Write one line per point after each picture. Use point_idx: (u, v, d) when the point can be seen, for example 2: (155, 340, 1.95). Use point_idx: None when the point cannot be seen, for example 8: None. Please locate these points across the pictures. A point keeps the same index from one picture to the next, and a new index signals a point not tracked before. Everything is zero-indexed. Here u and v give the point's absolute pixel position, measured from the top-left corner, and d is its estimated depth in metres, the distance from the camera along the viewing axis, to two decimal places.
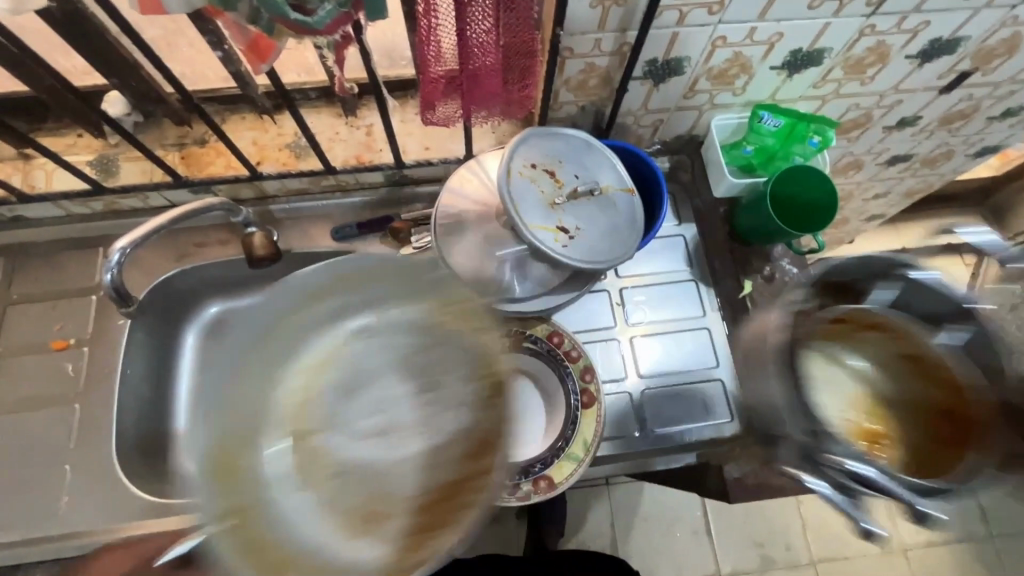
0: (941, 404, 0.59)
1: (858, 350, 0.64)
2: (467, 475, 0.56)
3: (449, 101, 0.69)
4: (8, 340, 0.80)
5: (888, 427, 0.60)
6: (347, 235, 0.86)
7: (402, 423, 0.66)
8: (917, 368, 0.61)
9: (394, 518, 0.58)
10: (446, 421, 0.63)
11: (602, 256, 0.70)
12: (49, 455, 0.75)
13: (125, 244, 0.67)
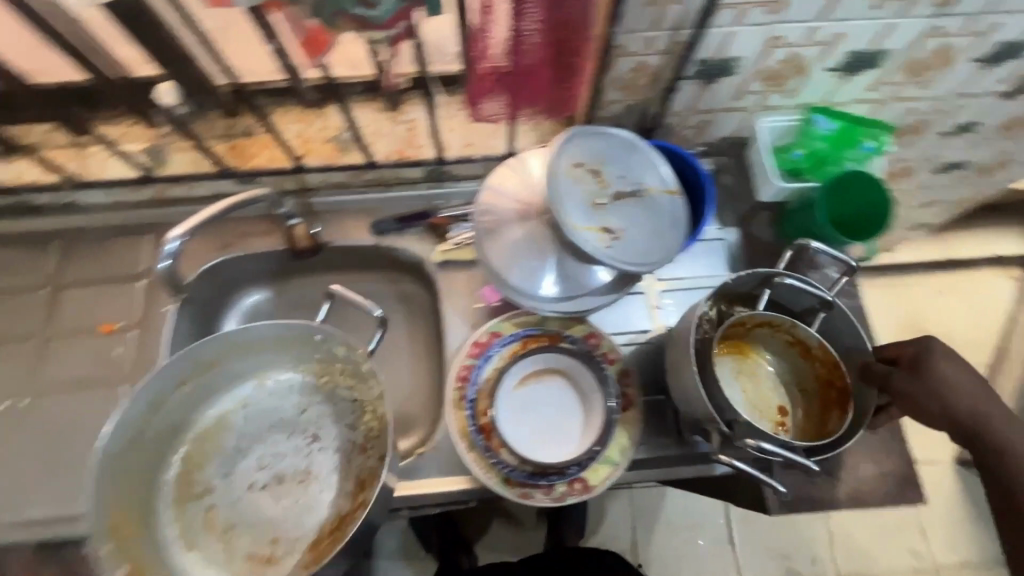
0: (824, 377, 0.74)
1: (750, 349, 0.79)
2: (351, 509, 0.75)
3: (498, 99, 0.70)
4: (60, 322, 0.83)
5: (785, 400, 0.77)
6: (386, 230, 0.87)
7: (198, 473, 0.79)
8: (794, 353, 0.77)
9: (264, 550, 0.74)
10: (326, 468, 0.79)
11: (646, 259, 0.69)
12: (97, 435, 0.78)
13: (182, 233, 0.68)
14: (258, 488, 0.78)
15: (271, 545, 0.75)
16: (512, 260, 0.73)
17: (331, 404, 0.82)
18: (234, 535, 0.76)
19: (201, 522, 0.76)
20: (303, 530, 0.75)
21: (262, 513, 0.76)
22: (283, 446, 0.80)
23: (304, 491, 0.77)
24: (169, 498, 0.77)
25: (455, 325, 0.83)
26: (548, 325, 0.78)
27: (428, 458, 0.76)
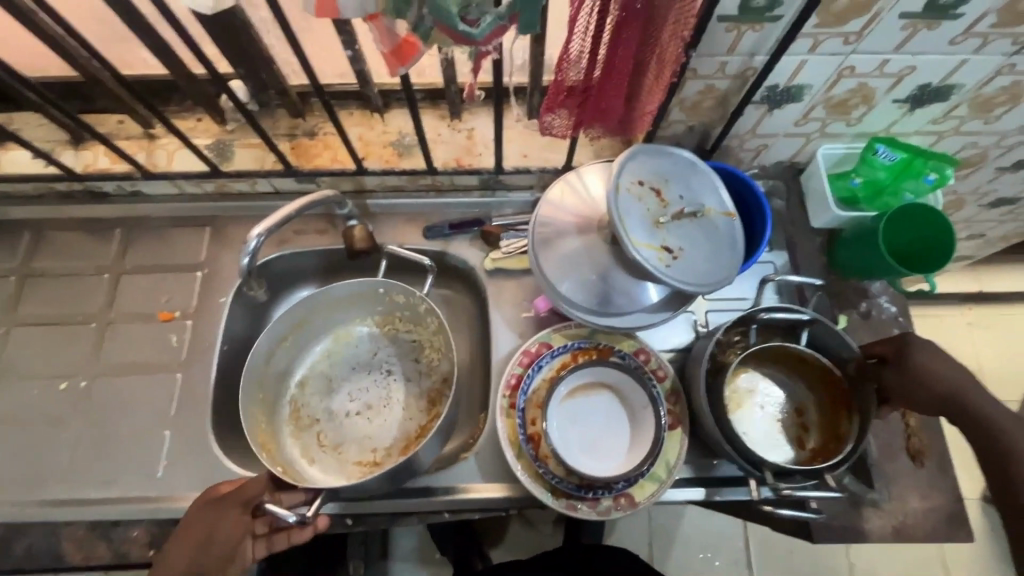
0: (829, 380, 0.75)
1: (756, 362, 0.79)
2: (428, 421, 0.86)
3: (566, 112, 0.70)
4: (119, 307, 0.86)
5: (802, 402, 0.77)
6: (438, 234, 0.88)
7: (297, 407, 0.88)
8: (795, 361, 0.78)
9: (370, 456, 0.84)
10: (398, 393, 0.89)
11: (704, 280, 0.69)
12: (152, 419, 0.80)
13: (262, 231, 0.70)
14: (352, 415, 0.87)
15: (373, 453, 0.84)
16: (568, 272, 0.74)
17: (399, 343, 0.92)
18: (342, 450, 0.85)
19: (315, 445, 0.86)
20: (393, 440, 0.85)
21: (358, 433, 0.86)
22: (363, 383, 0.90)
23: (384, 406, 0.88)
24: (285, 429, 0.86)
25: (503, 332, 0.84)
26: (598, 338, 0.78)
27: (471, 463, 0.76)
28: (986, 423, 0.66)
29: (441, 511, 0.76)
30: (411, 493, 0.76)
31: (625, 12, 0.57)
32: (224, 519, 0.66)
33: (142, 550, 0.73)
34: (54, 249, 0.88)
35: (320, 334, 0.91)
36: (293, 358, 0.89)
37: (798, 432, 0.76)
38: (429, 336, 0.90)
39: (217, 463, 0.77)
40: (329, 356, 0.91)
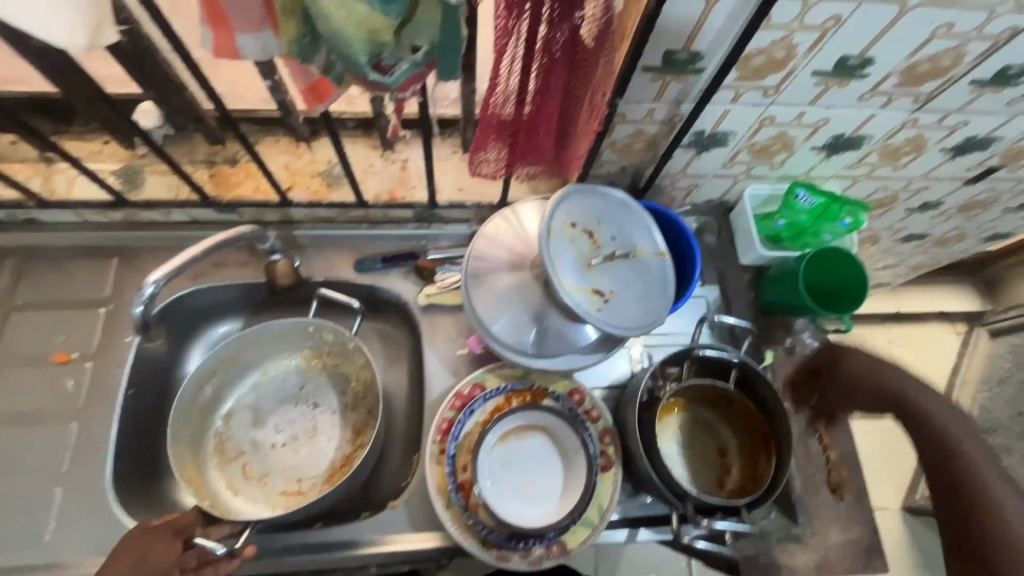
0: (751, 424, 0.77)
1: (684, 402, 0.80)
2: (353, 451, 0.82)
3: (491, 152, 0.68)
4: (7, 349, 0.77)
5: (725, 445, 0.79)
6: (369, 268, 0.85)
7: (216, 440, 0.82)
8: (720, 401, 0.80)
9: (294, 491, 0.80)
10: (325, 424, 0.84)
11: (634, 322, 0.70)
12: (40, 475, 0.72)
13: (159, 278, 0.67)
14: (279, 446, 0.82)
15: (297, 484, 0.80)
16: (501, 311, 0.73)
17: (329, 372, 0.87)
18: (267, 482, 0.80)
19: (238, 478, 0.80)
20: (320, 469, 0.81)
21: (283, 463, 0.81)
22: (290, 413, 0.85)
23: (309, 437, 0.83)
24: (208, 463, 0.80)
25: (437, 371, 0.82)
26: (532, 379, 0.77)
27: (400, 511, 0.73)
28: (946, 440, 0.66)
29: (367, 564, 0.72)
30: (334, 550, 0.71)
31: (560, 57, 0.56)
32: (157, 545, 0.61)
33: None
34: None
35: (247, 365, 0.85)
36: (218, 392, 0.83)
37: (719, 471, 0.78)
38: (357, 367, 0.86)
39: (115, 523, 0.70)
40: (252, 387, 0.85)
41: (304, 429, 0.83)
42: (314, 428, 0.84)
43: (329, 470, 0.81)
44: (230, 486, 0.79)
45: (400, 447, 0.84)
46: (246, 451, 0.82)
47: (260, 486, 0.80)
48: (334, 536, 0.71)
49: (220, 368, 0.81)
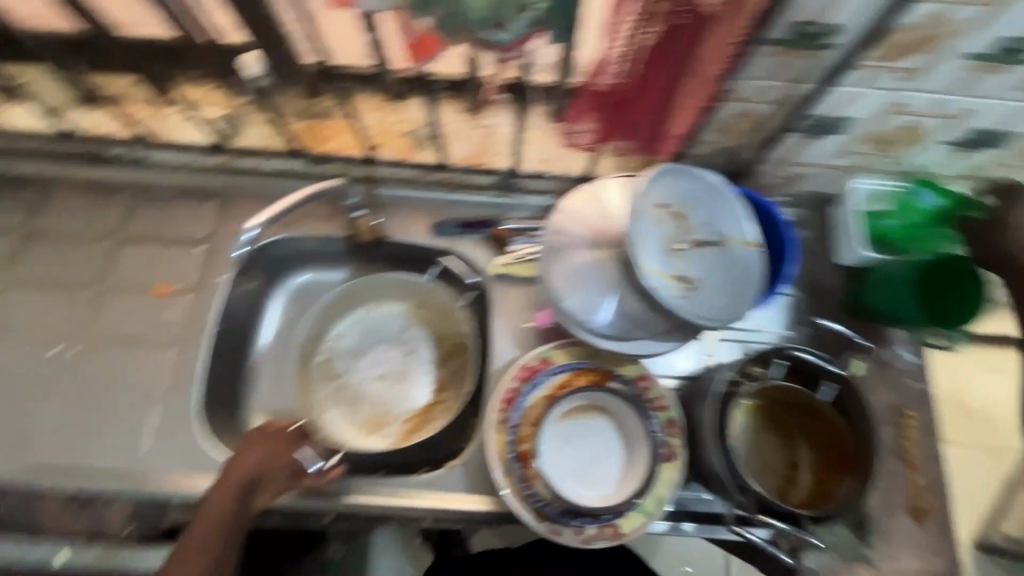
0: (828, 441, 0.73)
1: (761, 407, 0.77)
2: (435, 403, 0.87)
3: (591, 120, 0.71)
4: (119, 275, 0.84)
5: (796, 458, 0.75)
6: (446, 231, 0.86)
7: (314, 364, 0.89)
8: (804, 412, 0.75)
9: (377, 424, 0.86)
10: (417, 372, 0.89)
11: (717, 314, 0.66)
12: (139, 394, 0.78)
13: (255, 225, 0.72)
14: (372, 380, 0.88)
15: (379, 418, 0.86)
16: (574, 287, 0.72)
17: (427, 325, 0.91)
18: (357, 406, 0.87)
19: (334, 396, 0.88)
20: (403, 412, 0.87)
21: (373, 397, 0.88)
22: (386, 352, 0.90)
23: (400, 383, 0.88)
24: (315, 377, 0.89)
25: (503, 341, 0.82)
26: (601, 359, 0.75)
27: (458, 471, 0.75)
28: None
29: (423, 518, 0.74)
30: (393, 500, 0.73)
31: (668, 35, 0.54)
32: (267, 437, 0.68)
33: (120, 526, 0.73)
34: (58, 209, 0.87)
35: (360, 303, 0.92)
36: (331, 320, 0.91)
37: (783, 483, 0.74)
38: (452, 322, 0.90)
39: (201, 445, 0.76)
40: (360, 324, 0.92)
41: (397, 374, 0.89)
42: (406, 376, 0.89)
43: (411, 416, 0.86)
44: (325, 404, 0.87)
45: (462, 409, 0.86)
46: (342, 379, 0.89)
47: (349, 409, 0.87)
48: (392, 486, 0.74)
49: (340, 300, 0.91)
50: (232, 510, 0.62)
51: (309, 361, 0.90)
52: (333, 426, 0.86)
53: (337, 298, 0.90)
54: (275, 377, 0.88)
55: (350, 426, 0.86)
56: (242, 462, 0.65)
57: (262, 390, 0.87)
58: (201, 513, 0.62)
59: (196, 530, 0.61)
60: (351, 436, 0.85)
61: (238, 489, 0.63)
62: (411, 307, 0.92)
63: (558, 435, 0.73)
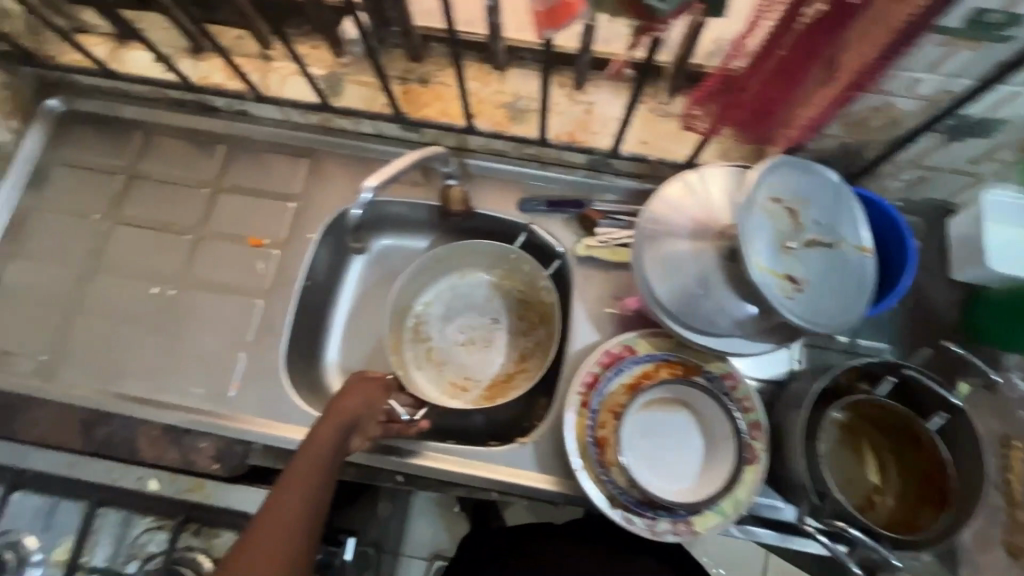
0: (927, 469, 0.69)
1: (855, 423, 0.75)
2: (516, 369, 0.89)
3: (710, 109, 0.67)
4: (214, 224, 0.86)
5: (881, 481, 0.72)
6: (533, 209, 0.84)
7: (398, 325, 0.91)
8: (903, 439, 0.72)
9: (465, 384, 0.89)
10: (500, 340, 0.91)
11: (823, 321, 0.63)
12: (228, 340, 0.82)
13: (374, 185, 0.72)
14: (458, 344, 0.91)
15: (465, 379, 0.90)
16: (671, 277, 0.69)
17: (511, 296, 0.93)
18: (443, 367, 0.90)
19: (422, 357, 0.91)
20: (487, 375, 0.90)
21: (458, 360, 0.91)
22: (471, 318, 0.93)
23: (483, 347, 0.91)
24: (406, 338, 0.91)
25: (583, 325, 0.81)
26: (687, 352, 0.73)
27: (529, 449, 0.76)
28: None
29: (491, 489, 0.76)
30: (464, 468, 0.76)
31: (815, 24, 0.52)
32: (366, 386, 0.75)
33: (207, 462, 0.77)
34: (161, 156, 0.90)
35: (451, 267, 0.93)
36: (423, 284, 0.92)
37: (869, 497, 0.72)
38: (537, 296, 0.91)
39: (285, 395, 0.80)
40: (449, 287, 0.93)
41: (481, 339, 0.92)
42: (489, 342, 0.91)
43: (494, 380, 0.89)
44: (414, 366, 0.90)
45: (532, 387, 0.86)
46: (431, 340, 0.91)
47: (439, 370, 0.90)
48: (463, 454, 0.77)
49: (434, 262, 0.91)
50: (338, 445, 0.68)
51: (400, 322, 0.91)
52: (423, 385, 0.89)
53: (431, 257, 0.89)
54: (361, 335, 0.91)
55: (439, 385, 0.89)
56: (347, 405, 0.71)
57: (336, 351, 0.90)
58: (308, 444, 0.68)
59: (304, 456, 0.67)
60: (440, 395, 0.88)
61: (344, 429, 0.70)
62: (499, 275, 0.93)
63: (636, 423, 0.71)
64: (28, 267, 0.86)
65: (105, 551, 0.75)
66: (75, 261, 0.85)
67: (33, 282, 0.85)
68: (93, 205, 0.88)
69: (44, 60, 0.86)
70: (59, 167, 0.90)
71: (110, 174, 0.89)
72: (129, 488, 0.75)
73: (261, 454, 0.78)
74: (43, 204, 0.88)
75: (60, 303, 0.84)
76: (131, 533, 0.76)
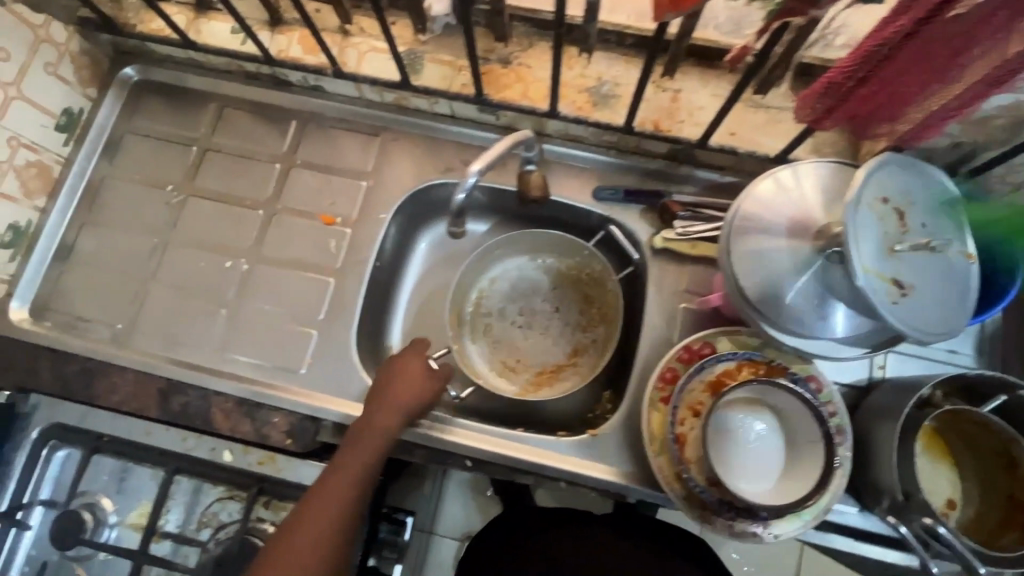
0: (1019, 495, 0.67)
1: (950, 431, 0.72)
2: (567, 362, 0.90)
3: (823, 104, 0.63)
4: (286, 200, 0.86)
5: (963, 492, 0.71)
6: (609, 198, 0.83)
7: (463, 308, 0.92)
8: (1002, 460, 0.69)
9: (513, 368, 0.90)
10: (557, 331, 0.92)
11: (927, 330, 0.61)
12: (301, 316, 0.82)
13: (480, 169, 0.70)
14: (517, 327, 0.92)
15: (515, 362, 0.91)
16: (761, 275, 0.68)
17: (574, 287, 0.92)
18: (497, 346, 0.92)
19: (478, 331, 0.92)
20: (538, 362, 0.90)
21: (513, 342, 0.92)
22: (534, 304, 0.93)
23: (539, 336, 0.92)
24: (465, 311, 0.92)
25: (656, 320, 0.79)
26: (770, 353, 0.72)
27: (599, 440, 0.75)
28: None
29: (560, 479, 0.76)
30: (534, 457, 0.75)
31: (976, 15, 0.48)
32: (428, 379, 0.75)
33: (280, 437, 0.77)
34: (233, 129, 0.89)
35: (520, 252, 0.93)
36: (489, 263, 0.92)
37: (944, 505, 0.71)
38: (601, 292, 0.90)
39: (357, 375, 0.80)
40: (516, 270, 0.94)
41: (539, 328, 0.92)
42: (546, 335, 0.91)
43: (545, 372, 0.90)
44: (468, 341, 0.91)
45: (597, 378, 0.86)
46: (489, 319, 0.93)
47: (494, 349, 0.91)
48: (535, 443, 0.76)
49: (503, 248, 0.91)
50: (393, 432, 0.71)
51: (463, 302, 0.92)
52: (474, 364, 0.90)
53: (502, 243, 0.90)
54: (424, 317, 0.92)
55: (488, 363, 0.91)
56: (403, 392, 0.72)
57: (399, 332, 0.91)
58: (361, 428, 0.71)
59: (358, 438, 0.70)
60: (487, 371, 0.90)
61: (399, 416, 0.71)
62: (566, 266, 0.92)
63: (721, 420, 0.70)
64: (104, 235, 0.86)
65: (178, 518, 0.77)
66: (150, 231, 0.86)
67: (109, 250, 0.85)
68: (168, 175, 0.88)
69: (124, 27, 0.86)
70: (131, 136, 0.90)
71: (185, 146, 0.89)
72: (201, 458, 0.77)
73: (332, 431, 0.79)
74: (117, 172, 0.88)
75: (136, 272, 0.84)
76: (202, 502, 0.77)
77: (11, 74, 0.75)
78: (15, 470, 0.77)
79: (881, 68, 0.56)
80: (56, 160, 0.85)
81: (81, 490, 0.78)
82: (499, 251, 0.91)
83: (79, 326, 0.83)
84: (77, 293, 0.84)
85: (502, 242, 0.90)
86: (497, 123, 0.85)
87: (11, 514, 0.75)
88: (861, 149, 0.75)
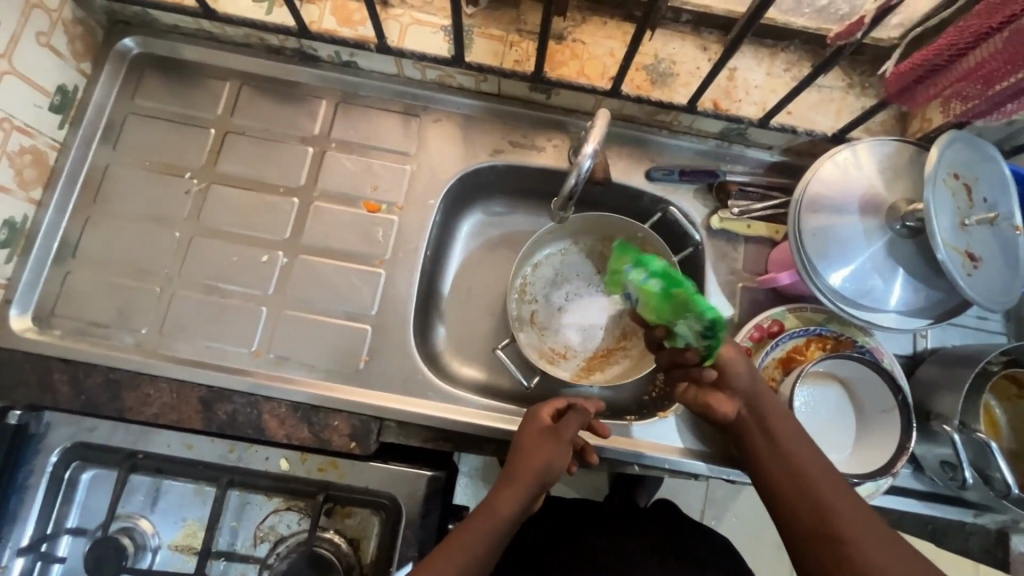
0: None
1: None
2: (615, 346, 0.88)
3: (906, 88, 0.68)
4: (323, 186, 0.80)
5: (1011, 432, 0.75)
6: (664, 178, 0.82)
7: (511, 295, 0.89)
8: None
9: (565, 356, 0.87)
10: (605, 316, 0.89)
11: (995, 298, 0.64)
12: (352, 310, 0.77)
13: (594, 147, 0.66)
14: (563, 312, 0.89)
15: (564, 346, 0.87)
16: (834, 255, 0.69)
17: None
18: (546, 333, 0.87)
19: (524, 318, 0.87)
20: (589, 347, 0.88)
21: (560, 328, 0.88)
22: (580, 288, 0.90)
23: (587, 319, 0.89)
24: (513, 299, 0.87)
25: (717, 301, 0.80)
26: (838, 331, 0.76)
27: (669, 422, 0.76)
28: (804, 464, 0.61)
29: (632, 463, 0.75)
30: (610, 442, 0.75)
31: None
32: (538, 423, 0.69)
33: (343, 441, 0.72)
34: (253, 109, 0.81)
35: (566, 234, 0.89)
36: (536, 247, 0.88)
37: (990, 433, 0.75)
38: None
39: (418, 369, 0.76)
40: (560, 254, 0.90)
41: (586, 313, 0.89)
42: (594, 321, 0.89)
43: (597, 356, 0.87)
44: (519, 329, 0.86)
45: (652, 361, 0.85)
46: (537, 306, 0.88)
47: (543, 335, 0.87)
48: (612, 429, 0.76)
49: (550, 231, 0.87)
50: (534, 489, 0.64)
51: None
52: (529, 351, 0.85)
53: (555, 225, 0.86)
54: (470, 306, 0.89)
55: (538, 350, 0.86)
56: (545, 448, 0.66)
57: (446, 323, 0.87)
58: (502, 484, 0.64)
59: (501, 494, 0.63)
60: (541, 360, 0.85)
61: (532, 477, 0.64)
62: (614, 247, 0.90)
63: (799, 397, 0.74)
64: (113, 232, 0.77)
65: (229, 534, 0.71)
66: (169, 223, 0.77)
67: (121, 247, 0.76)
68: (183, 161, 0.79)
69: None
70: (133, 118, 0.80)
71: (201, 128, 0.80)
72: (255, 469, 0.71)
73: (395, 431, 0.75)
74: (122, 158, 0.79)
75: (156, 271, 0.76)
76: (256, 516, 0.71)
77: (2, 43, 0.65)
78: (32, 500, 0.68)
79: (955, 66, 0.61)
80: (51, 145, 0.75)
81: (118, 513, 0.70)
82: (547, 234, 0.87)
83: (94, 333, 0.74)
84: (87, 295, 0.75)
85: (554, 226, 0.86)
86: (548, 102, 0.81)
87: (37, 546, 0.66)
88: (909, 127, 0.78)
